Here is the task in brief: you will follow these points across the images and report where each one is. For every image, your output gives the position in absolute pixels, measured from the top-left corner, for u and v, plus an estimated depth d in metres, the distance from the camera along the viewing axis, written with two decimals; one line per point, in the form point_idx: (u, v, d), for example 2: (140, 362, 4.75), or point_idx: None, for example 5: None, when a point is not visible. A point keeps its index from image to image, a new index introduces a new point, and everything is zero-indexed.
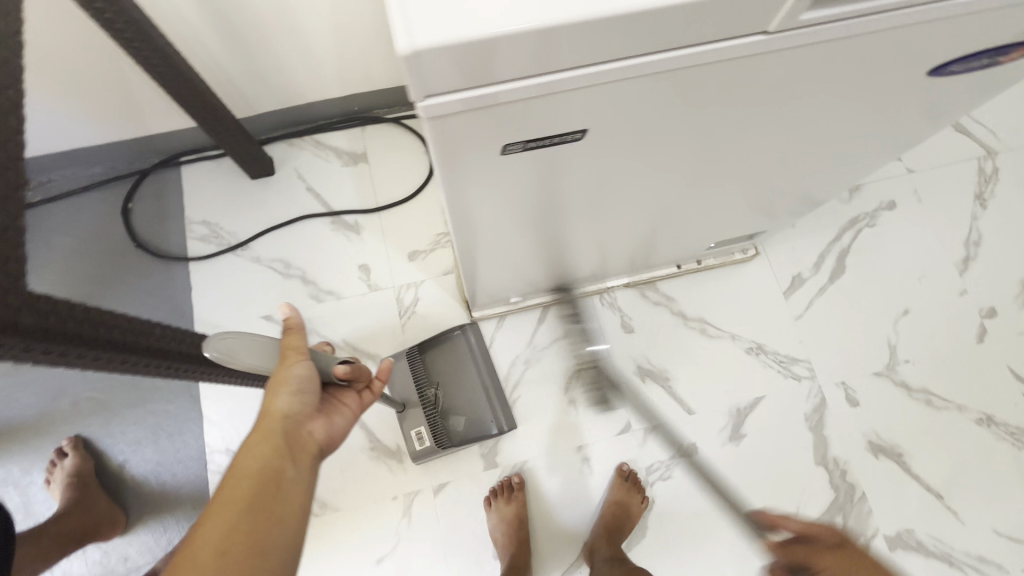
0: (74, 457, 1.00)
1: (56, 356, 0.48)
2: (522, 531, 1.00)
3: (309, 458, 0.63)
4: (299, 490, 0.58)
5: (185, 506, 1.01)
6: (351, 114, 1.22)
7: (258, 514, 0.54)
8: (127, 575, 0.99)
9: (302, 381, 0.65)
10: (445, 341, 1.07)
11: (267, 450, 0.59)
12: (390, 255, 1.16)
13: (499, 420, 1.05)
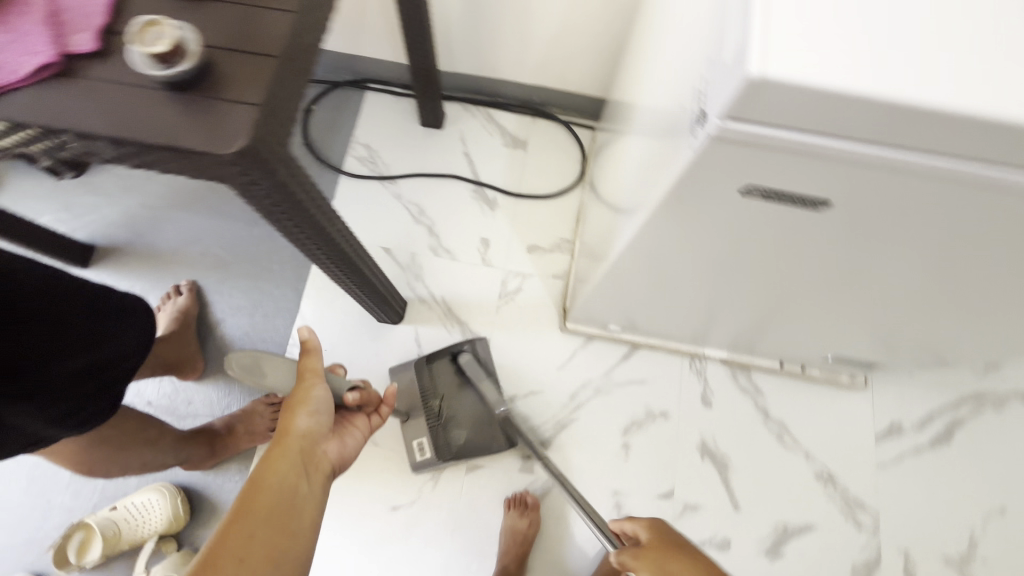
0: (187, 298, 1.11)
1: (273, 210, 0.54)
2: (523, 548, 0.99)
3: (322, 477, 0.63)
4: (313, 508, 0.58)
5: None
6: (529, 102, 1.28)
7: (276, 529, 0.54)
8: (184, 417, 1.07)
9: (320, 403, 0.68)
10: (453, 354, 1.05)
11: (287, 465, 0.59)
12: (512, 239, 1.20)
13: (500, 438, 1.02)
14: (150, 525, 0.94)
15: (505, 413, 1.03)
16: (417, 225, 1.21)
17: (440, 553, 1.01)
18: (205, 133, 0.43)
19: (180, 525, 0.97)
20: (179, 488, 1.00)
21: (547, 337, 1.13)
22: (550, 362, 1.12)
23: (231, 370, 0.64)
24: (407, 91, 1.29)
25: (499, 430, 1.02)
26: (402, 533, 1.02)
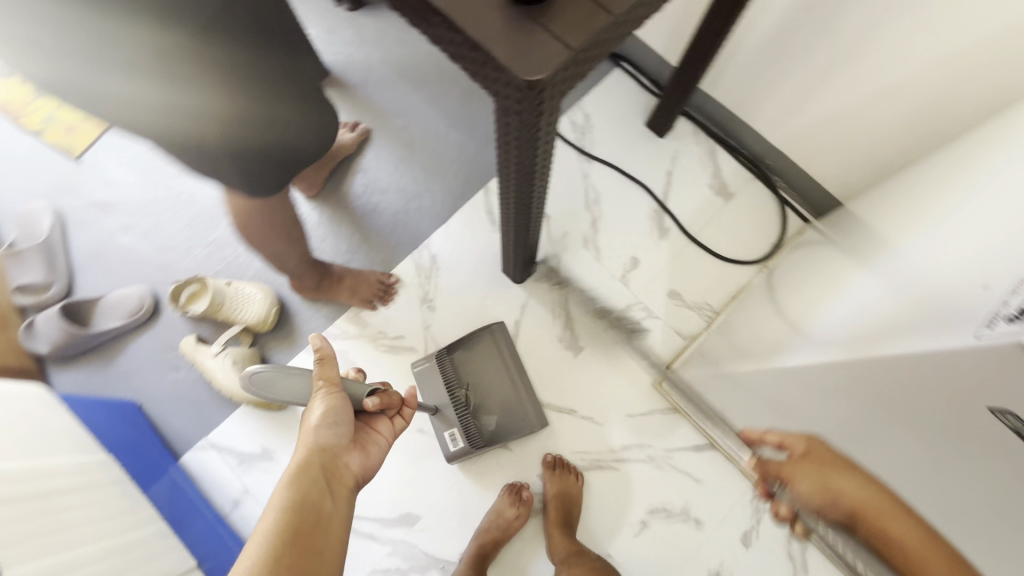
0: (355, 133, 1.20)
1: (511, 140, 0.55)
2: (500, 536, 0.98)
3: (345, 492, 0.67)
4: (336, 525, 0.63)
5: (377, 254, 1.16)
6: (759, 161, 1.18)
7: (304, 547, 0.59)
8: (310, 248, 1.17)
9: (339, 418, 0.70)
10: (476, 341, 1.08)
11: (309, 484, 0.64)
12: (659, 275, 1.14)
13: (526, 420, 1.04)
14: (246, 316, 1.06)
15: (528, 391, 1.06)
16: (584, 211, 1.18)
17: (431, 495, 1.04)
18: (513, 52, 0.43)
19: (264, 330, 1.08)
20: (278, 302, 1.11)
21: (635, 383, 1.09)
22: (624, 406, 1.08)
23: (247, 389, 0.68)
24: (652, 87, 1.24)
25: (524, 417, 1.05)
26: (413, 457, 1.06)
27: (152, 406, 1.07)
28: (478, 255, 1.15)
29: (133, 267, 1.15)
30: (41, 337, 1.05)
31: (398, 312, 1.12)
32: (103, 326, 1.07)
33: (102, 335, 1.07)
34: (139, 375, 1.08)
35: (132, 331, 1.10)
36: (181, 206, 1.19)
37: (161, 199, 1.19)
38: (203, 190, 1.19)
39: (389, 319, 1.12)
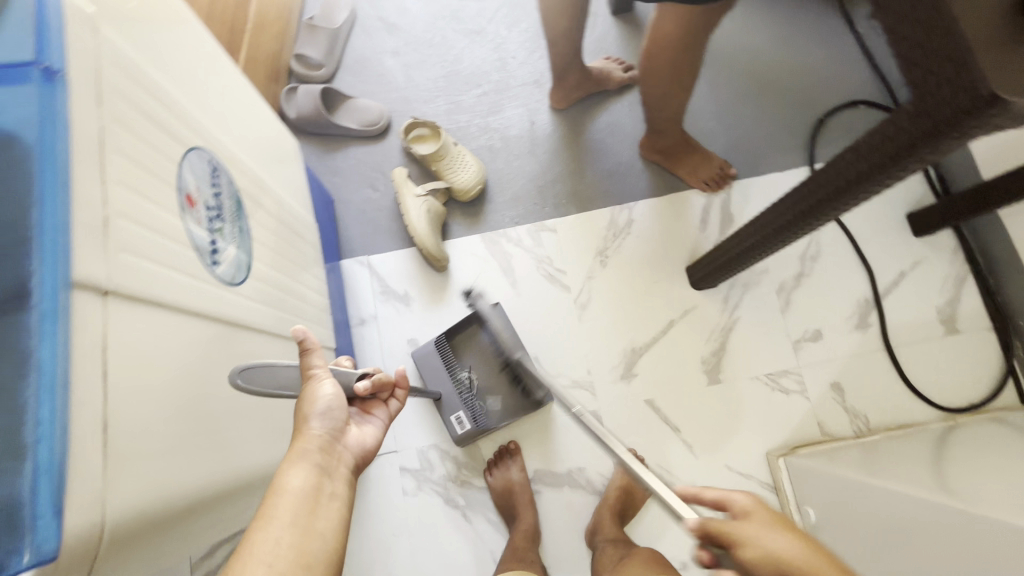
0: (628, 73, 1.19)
1: (896, 138, 0.50)
2: (526, 492, 1.00)
3: (341, 473, 0.55)
4: (336, 510, 0.53)
5: (582, 189, 1.16)
6: (1009, 317, 1.04)
7: (304, 534, 0.49)
8: (529, 151, 1.19)
9: (332, 403, 0.57)
10: (469, 321, 1.04)
11: (307, 470, 0.53)
12: (834, 361, 1.06)
13: (528, 399, 1.02)
14: (455, 178, 1.12)
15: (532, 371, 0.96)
16: (795, 262, 1.11)
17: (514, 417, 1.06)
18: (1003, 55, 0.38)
19: (460, 199, 1.13)
20: (482, 182, 1.15)
21: (749, 443, 1.03)
22: (726, 456, 1.03)
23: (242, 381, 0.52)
24: (938, 185, 1.12)
25: (523, 396, 1.02)
26: None
27: (343, 207, 1.17)
28: (672, 242, 1.12)
29: (385, 88, 1.24)
30: (295, 103, 1.17)
31: (573, 250, 1.13)
32: (344, 121, 1.18)
33: (339, 128, 1.17)
34: (347, 176, 1.18)
35: (360, 139, 1.20)
36: (447, 59, 1.25)
37: (435, 44, 1.26)
38: (472, 55, 1.25)
39: (562, 251, 1.13)
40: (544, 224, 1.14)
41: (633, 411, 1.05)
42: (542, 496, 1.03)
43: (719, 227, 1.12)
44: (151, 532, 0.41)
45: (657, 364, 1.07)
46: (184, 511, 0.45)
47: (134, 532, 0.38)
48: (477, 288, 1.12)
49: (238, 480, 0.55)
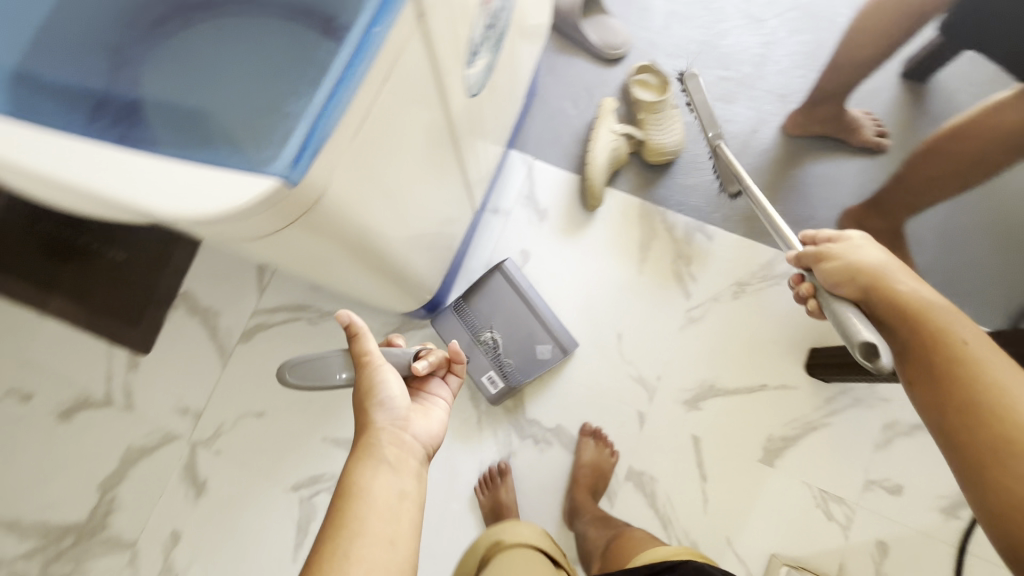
0: (878, 140, 1.09)
1: None
2: (509, 507, 0.98)
3: (411, 466, 0.58)
4: (408, 512, 0.55)
5: (760, 219, 1.10)
6: None
7: (383, 542, 0.51)
8: (733, 155, 1.13)
9: (393, 392, 0.61)
10: (480, 282, 1.04)
11: (382, 468, 0.56)
12: (897, 524, 0.97)
13: (551, 349, 1.03)
14: (655, 137, 1.08)
15: (546, 316, 1.03)
16: None
17: (570, 371, 1.06)
18: None
19: (647, 158, 1.10)
20: (675, 156, 1.11)
21: (764, 536, 0.98)
22: (734, 530, 0.99)
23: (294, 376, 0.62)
24: None
25: (549, 347, 1.03)
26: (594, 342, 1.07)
27: (540, 105, 1.17)
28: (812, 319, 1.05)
29: (640, 21, 1.20)
30: None
31: (715, 267, 1.09)
32: (588, 31, 1.16)
33: (581, 35, 1.16)
34: (559, 81, 1.18)
35: (591, 55, 1.18)
36: (713, 29, 1.19)
37: (710, 9, 1.20)
38: (738, 39, 1.18)
39: (705, 261, 1.09)
40: (705, 227, 1.10)
41: (676, 437, 1.02)
42: (551, 451, 1.04)
43: None
44: (323, 229, 0.46)
45: (724, 413, 1.03)
46: (338, 235, 0.50)
47: (322, 218, 0.42)
48: (610, 244, 1.11)
49: (367, 252, 0.60)
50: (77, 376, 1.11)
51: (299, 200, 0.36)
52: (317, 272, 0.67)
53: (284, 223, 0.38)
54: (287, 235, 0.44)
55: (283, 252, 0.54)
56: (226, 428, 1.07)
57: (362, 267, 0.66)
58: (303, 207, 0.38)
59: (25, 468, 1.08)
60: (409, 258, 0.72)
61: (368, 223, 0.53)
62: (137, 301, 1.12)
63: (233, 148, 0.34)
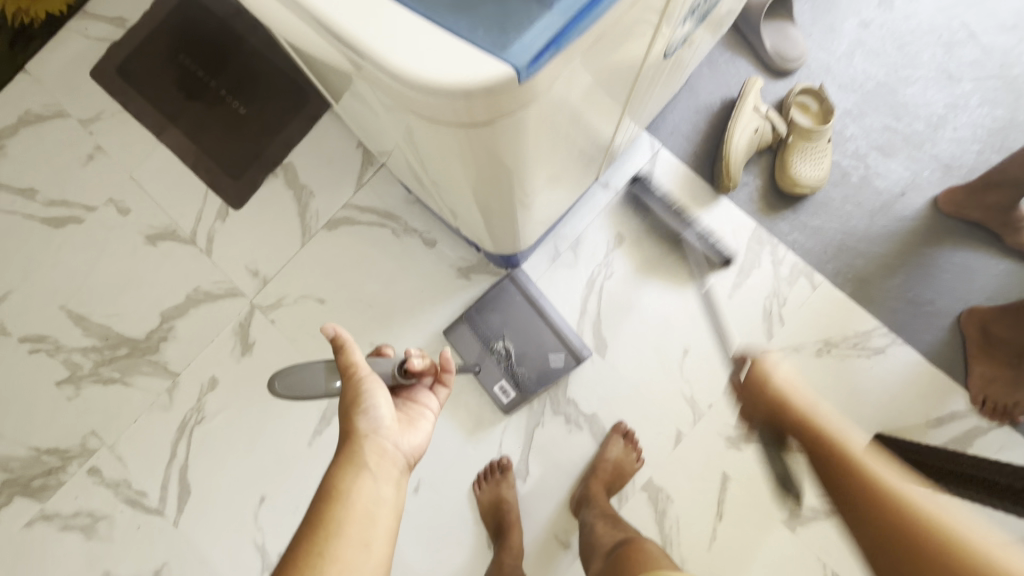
0: None
1: None
2: (509, 508, 0.99)
3: (393, 475, 0.60)
4: (385, 518, 0.58)
5: (875, 286, 1.02)
6: None
7: (358, 546, 0.55)
8: (871, 211, 1.05)
9: (378, 405, 0.62)
10: (492, 292, 1.05)
11: (364, 478, 0.58)
12: None
13: (565, 358, 1.02)
14: (799, 164, 1.02)
15: (559, 327, 1.03)
16: None
17: (625, 366, 1.03)
18: None
19: (780, 183, 1.03)
20: (811, 191, 1.04)
21: None
22: None
23: (279, 389, 0.65)
24: None
25: (561, 356, 1.02)
26: (657, 348, 1.04)
27: (688, 94, 1.11)
28: (891, 404, 0.99)
29: (824, 40, 1.10)
30: None
31: (809, 318, 1.02)
32: (767, 34, 1.08)
33: (758, 35, 1.08)
34: (716, 76, 1.11)
35: (758, 60, 1.10)
36: (900, 72, 1.09)
37: (905, 50, 1.09)
38: (923, 91, 1.08)
39: (800, 308, 1.03)
40: (813, 274, 1.04)
41: (707, 467, 0.99)
42: (579, 435, 1.02)
43: (946, 439, 0.96)
44: (490, 136, 0.44)
45: (763, 463, 0.99)
46: (498, 147, 0.48)
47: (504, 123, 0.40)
48: (708, 258, 1.06)
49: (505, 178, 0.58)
50: (173, 207, 1.16)
51: (509, 100, 0.35)
52: (440, 172, 0.66)
53: (475, 119, 0.37)
54: (459, 128, 0.42)
55: (432, 139, 0.52)
56: (287, 302, 1.11)
57: (485, 191, 0.64)
58: (502, 110, 0.36)
59: (105, 274, 1.15)
60: (529, 199, 0.70)
61: (524, 149, 0.51)
62: (245, 157, 1.15)
63: (477, 24, 0.33)
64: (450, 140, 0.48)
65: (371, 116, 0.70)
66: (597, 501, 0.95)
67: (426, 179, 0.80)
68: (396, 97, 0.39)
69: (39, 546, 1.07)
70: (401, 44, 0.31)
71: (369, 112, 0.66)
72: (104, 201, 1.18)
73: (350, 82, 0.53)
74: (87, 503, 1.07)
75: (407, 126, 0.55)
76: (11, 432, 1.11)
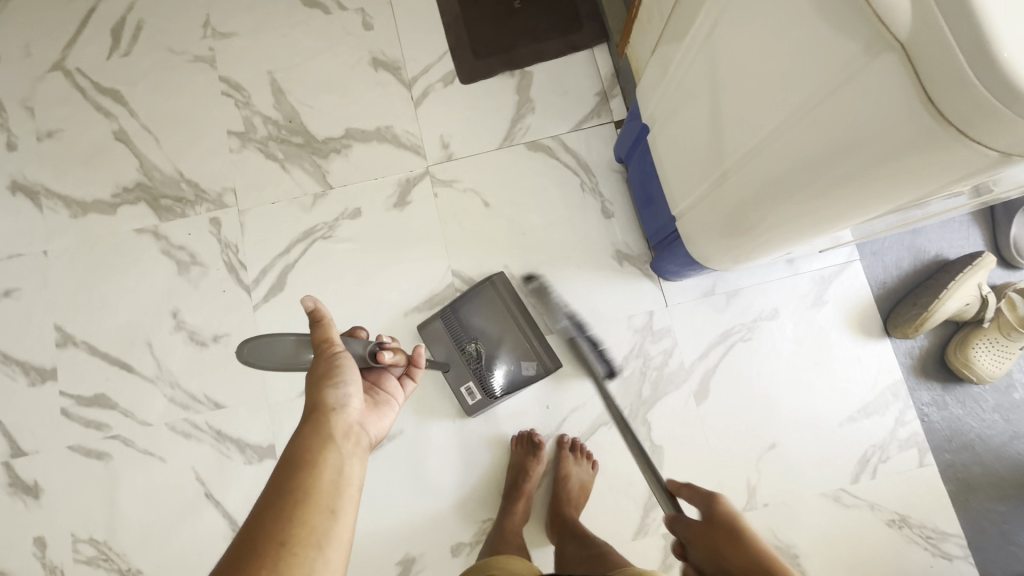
0: None
1: None
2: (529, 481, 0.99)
3: (358, 451, 0.66)
4: (353, 491, 0.62)
5: (975, 498, 1.00)
6: None
7: (329, 513, 0.59)
8: (1010, 432, 1.02)
9: (350, 383, 0.69)
10: (475, 291, 1.03)
11: (333, 451, 0.63)
12: None
13: (535, 368, 1.00)
14: (983, 351, 1.00)
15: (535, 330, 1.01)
16: None
17: (710, 423, 1.03)
18: None
19: (953, 358, 1.02)
20: (974, 380, 1.02)
21: None
22: None
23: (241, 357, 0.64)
24: None
25: (532, 365, 1.00)
26: (748, 429, 1.03)
27: (910, 230, 1.09)
28: None
29: None
30: None
31: (902, 489, 1.00)
32: (1016, 223, 1.06)
33: (1009, 217, 1.06)
34: (945, 231, 1.09)
35: (992, 241, 1.08)
36: None
37: None
38: None
39: (898, 474, 1.01)
40: (927, 453, 1.01)
41: None
42: (636, 455, 1.02)
43: None
44: (897, 160, 0.48)
45: None
46: (887, 183, 0.51)
47: (969, 160, 0.44)
48: (837, 380, 1.05)
49: (814, 216, 0.61)
50: (410, 48, 1.18)
51: (1016, 134, 0.40)
52: (723, 165, 0.68)
53: (970, 128, 0.41)
54: (909, 140, 0.46)
55: (800, 129, 0.55)
56: (457, 187, 1.13)
57: (753, 207, 0.67)
58: (992, 137, 0.41)
59: (320, 67, 1.18)
60: (763, 246, 0.73)
61: (885, 200, 0.55)
62: (496, 44, 1.17)
63: None
64: (845, 138, 0.51)
65: (682, 97, 0.73)
66: (569, 518, 0.96)
67: (669, 161, 0.82)
68: (908, 65, 0.42)
69: (138, 255, 1.12)
70: (1015, 47, 0.37)
71: (699, 84, 0.68)
72: (355, 8, 1.20)
73: (761, 53, 0.56)
74: (193, 244, 1.11)
75: (772, 107, 0.57)
76: (166, 146, 1.16)
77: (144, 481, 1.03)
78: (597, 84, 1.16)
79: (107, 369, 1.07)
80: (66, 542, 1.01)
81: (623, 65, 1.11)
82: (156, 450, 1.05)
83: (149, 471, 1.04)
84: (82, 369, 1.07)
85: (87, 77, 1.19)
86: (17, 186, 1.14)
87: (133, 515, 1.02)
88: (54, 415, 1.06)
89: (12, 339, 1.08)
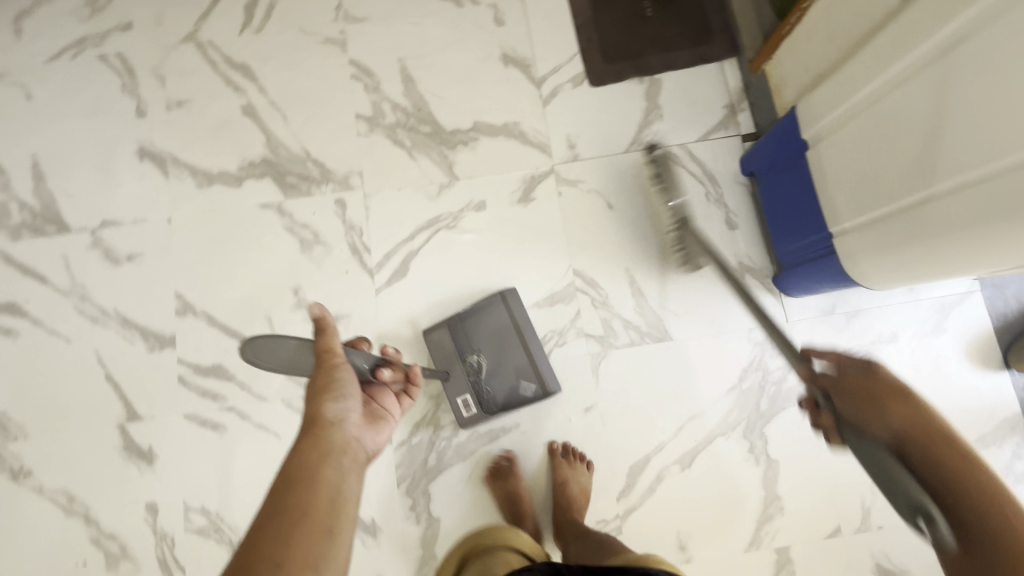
0: None
1: None
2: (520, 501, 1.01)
3: (357, 468, 0.63)
4: (350, 508, 0.58)
5: None
6: None
7: (321, 530, 0.54)
8: None
9: (351, 395, 0.68)
10: (484, 303, 1.04)
11: (330, 464, 0.61)
12: None
13: (534, 388, 1.02)
14: None
15: (540, 354, 1.02)
16: None
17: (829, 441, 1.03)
18: None
19: None
20: None
21: None
22: None
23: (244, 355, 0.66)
24: None
25: (532, 386, 1.02)
26: None
27: None
28: None
29: None
30: None
31: None
32: None
33: None
34: None
35: None
36: None
37: None
38: None
39: None
40: None
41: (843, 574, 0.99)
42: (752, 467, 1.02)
43: None
44: None
45: None
46: None
47: None
48: (956, 408, 1.05)
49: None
50: (541, 46, 1.19)
51: None
52: (931, 187, 0.71)
53: None
54: None
55: None
56: (581, 187, 1.13)
57: (950, 231, 0.69)
58: None
59: (450, 58, 1.19)
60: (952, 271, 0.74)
61: None
62: (628, 50, 1.18)
63: None
64: None
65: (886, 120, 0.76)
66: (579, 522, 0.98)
67: (844, 178, 0.85)
68: None
69: (261, 229, 1.12)
70: None
71: (917, 109, 0.71)
72: (487, 3, 1.21)
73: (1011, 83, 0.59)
74: (317, 223, 1.12)
75: (1014, 130, 0.59)
76: (293, 124, 1.17)
77: (258, 455, 1.04)
78: (726, 97, 1.16)
79: (226, 341, 1.08)
80: (178, 510, 1.02)
81: (758, 80, 1.12)
82: (271, 424, 1.05)
83: (263, 444, 1.04)
84: (201, 339, 1.08)
85: (218, 51, 1.19)
86: (145, 152, 1.16)
87: (247, 488, 1.03)
88: (171, 382, 1.06)
89: (133, 302, 1.09)
